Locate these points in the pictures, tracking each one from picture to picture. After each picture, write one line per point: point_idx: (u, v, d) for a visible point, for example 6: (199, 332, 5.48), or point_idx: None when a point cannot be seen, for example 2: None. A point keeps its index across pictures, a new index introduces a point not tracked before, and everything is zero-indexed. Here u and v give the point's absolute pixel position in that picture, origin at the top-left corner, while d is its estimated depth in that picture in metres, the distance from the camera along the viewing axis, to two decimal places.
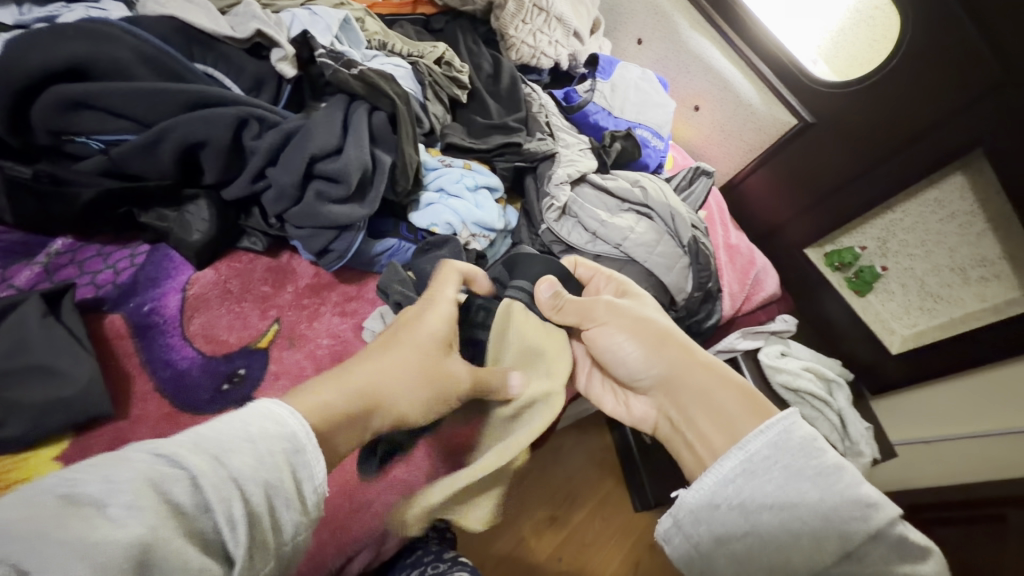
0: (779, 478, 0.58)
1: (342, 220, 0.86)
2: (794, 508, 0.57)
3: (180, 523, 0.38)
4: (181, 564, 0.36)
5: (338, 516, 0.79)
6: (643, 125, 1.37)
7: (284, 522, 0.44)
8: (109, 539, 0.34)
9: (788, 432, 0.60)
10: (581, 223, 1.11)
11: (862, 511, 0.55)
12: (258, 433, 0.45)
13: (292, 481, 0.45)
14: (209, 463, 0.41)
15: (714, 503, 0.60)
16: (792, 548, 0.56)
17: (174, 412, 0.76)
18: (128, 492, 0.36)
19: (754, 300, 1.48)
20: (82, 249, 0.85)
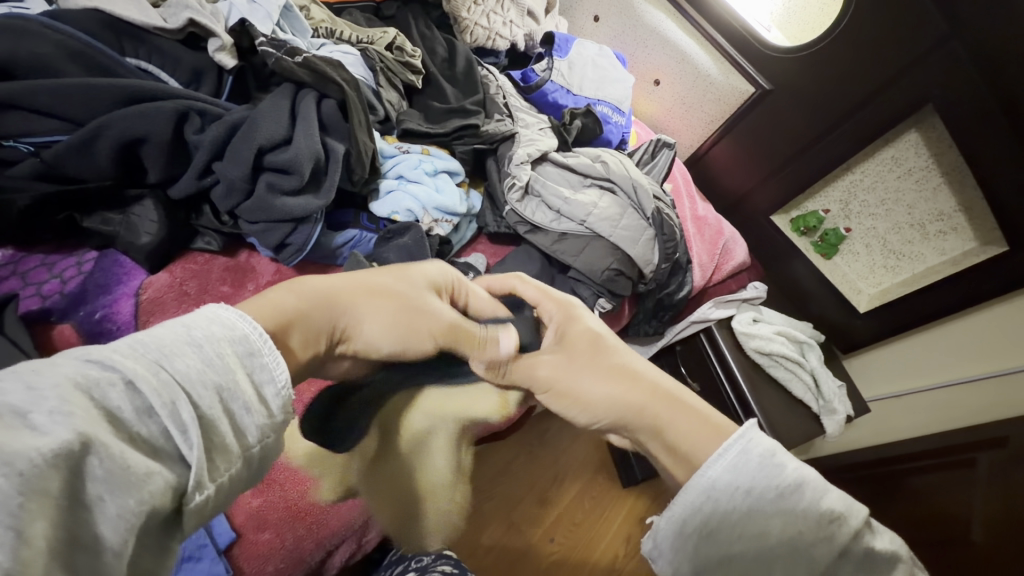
0: (742, 506, 0.49)
1: (298, 212, 0.84)
2: (759, 539, 0.47)
3: (115, 431, 0.33)
4: (121, 470, 0.31)
5: (312, 511, 0.77)
6: (603, 101, 1.36)
7: (248, 428, 0.40)
8: (28, 446, 0.28)
9: (746, 448, 0.51)
10: (544, 202, 1.11)
11: (826, 529, 0.46)
12: (205, 336, 0.39)
13: (250, 386, 0.41)
14: (146, 366, 0.35)
15: (685, 538, 0.51)
16: None
17: None
18: (52, 398, 0.30)
19: (724, 269, 1.49)
20: (24, 260, 0.81)
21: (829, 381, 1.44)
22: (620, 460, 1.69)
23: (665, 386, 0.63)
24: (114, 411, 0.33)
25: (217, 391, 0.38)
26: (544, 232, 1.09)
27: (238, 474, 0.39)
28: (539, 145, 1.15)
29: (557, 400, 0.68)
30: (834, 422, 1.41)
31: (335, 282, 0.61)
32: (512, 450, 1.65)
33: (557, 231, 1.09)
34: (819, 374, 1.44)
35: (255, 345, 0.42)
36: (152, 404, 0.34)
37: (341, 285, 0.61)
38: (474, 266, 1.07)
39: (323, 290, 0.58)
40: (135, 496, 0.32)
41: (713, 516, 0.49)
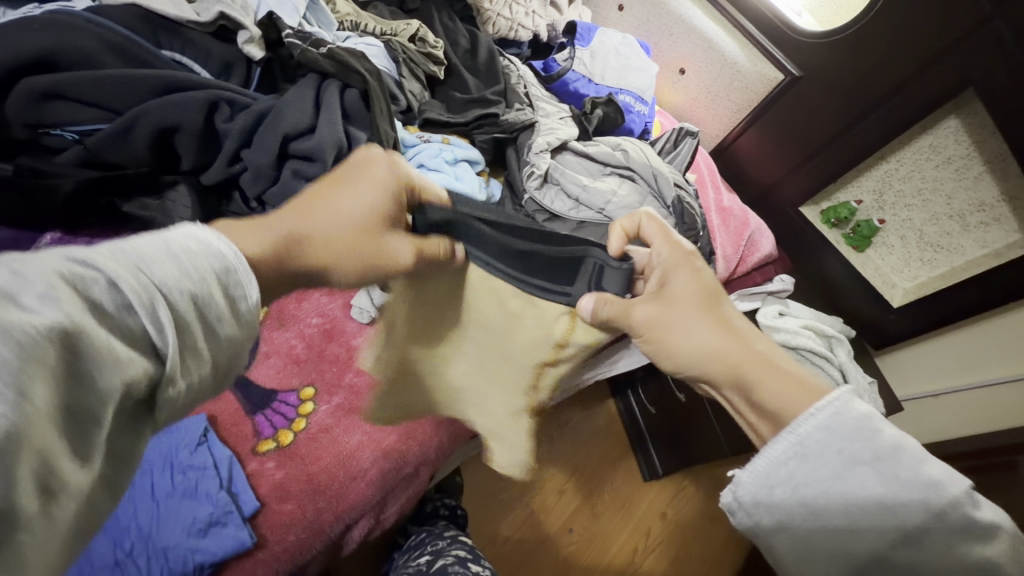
0: (836, 464, 0.54)
1: None
2: (853, 496, 0.53)
3: (98, 319, 0.34)
4: (107, 353, 0.33)
5: (333, 486, 0.80)
6: (626, 90, 1.35)
7: (218, 336, 0.43)
8: (25, 321, 0.29)
9: (844, 415, 0.55)
10: (563, 190, 1.11)
11: (927, 493, 0.51)
12: (182, 250, 0.41)
13: (222, 297, 0.43)
14: (128, 268, 0.37)
15: (768, 488, 0.56)
16: (852, 534, 0.53)
17: None
18: (42, 283, 0.31)
19: (749, 261, 1.46)
20: (72, 242, 0.86)
21: (858, 376, 1.40)
22: (642, 451, 1.69)
23: (763, 351, 0.64)
24: (103, 303, 0.34)
25: (196, 299, 0.40)
26: (563, 220, 1.09)
27: (201, 375, 0.42)
28: (558, 134, 1.15)
29: (646, 346, 0.68)
30: None
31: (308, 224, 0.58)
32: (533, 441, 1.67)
33: (576, 219, 1.08)
34: (848, 370, 1.39)
35: (234, 259, 0.44)
36: (139, 301, 0.36)
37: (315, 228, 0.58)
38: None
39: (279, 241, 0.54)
40: (120, 376, 0.34)
41: (804, 477, 0.54)
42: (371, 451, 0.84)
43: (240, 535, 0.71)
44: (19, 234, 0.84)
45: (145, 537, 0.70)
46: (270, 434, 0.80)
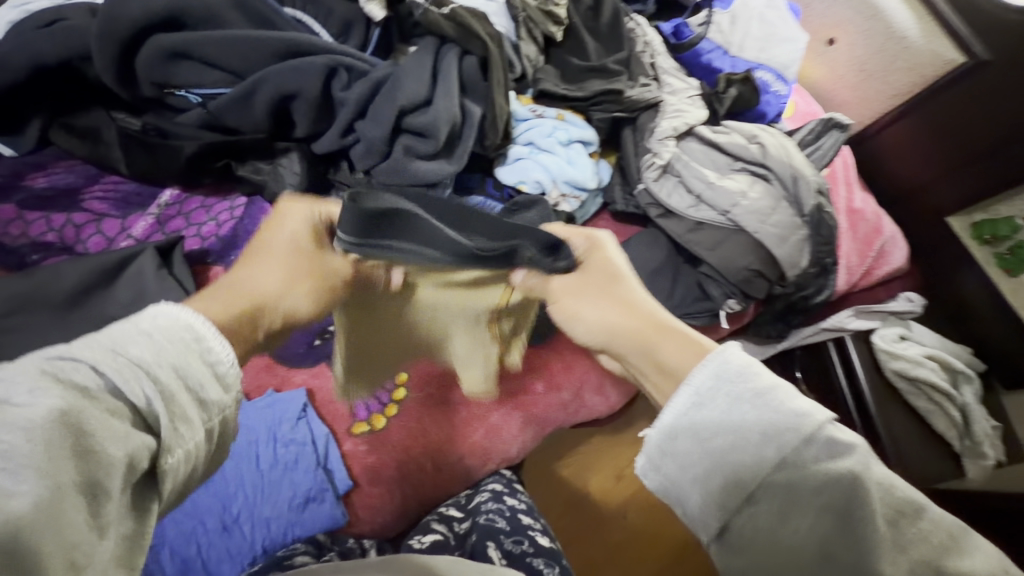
0: (723, 406, 0.49)
1: (430, 177, 0.82)
2: (739, 432, 0.47)
3: (89, 401, 0.34)
4: (105, 425, 0.33)
5: (422, 478, 0.81)
6: (766, 65, 1.17)
7: (213, 398, 0.42)
8: (17, 416, 0.30)
9: (725, 362, 0.51)
10: (683, 184, 0.99)
11: (796, 423, 0.45)
12: (153, 327, 0.42)
13: (203, 366, 0.42)
14: (105, 354, 0.38)
15: (676, 438, 0.50)
16: (739, 468, 0.46)
17: (273, 364, 0.82)
18: (24, 381, 0.32)
19: (875, 275, 1.29)
20: (189, 201, 0.87)
21: (981, 420, 1.22)
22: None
23: (668, 319, 0.63)
24: (87, 384, 0.35)
25: (177, 368, 0.40)
26: (678, 219, 0.99)
27: (201, 448, 0.41)
28: (684, 119, 1.02)
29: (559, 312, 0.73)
30: (981, 467, 1.21)
31: (247, 280, 0.60)
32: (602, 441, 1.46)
33: (694, 219, 0.97)
34: (972, 411, 1.21)
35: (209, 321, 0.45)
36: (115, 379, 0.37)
37: (262, 284, 0.61)
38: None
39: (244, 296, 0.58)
40: (123, 447, 0.34)
41: (694, 417, 0.50)
42: (459, 445, 0.84)
43: (324, 514, 0.74)
44: (143, 188, 0.85)
45: (247, 507, 0.72)
46: (364, 417, 0.81)
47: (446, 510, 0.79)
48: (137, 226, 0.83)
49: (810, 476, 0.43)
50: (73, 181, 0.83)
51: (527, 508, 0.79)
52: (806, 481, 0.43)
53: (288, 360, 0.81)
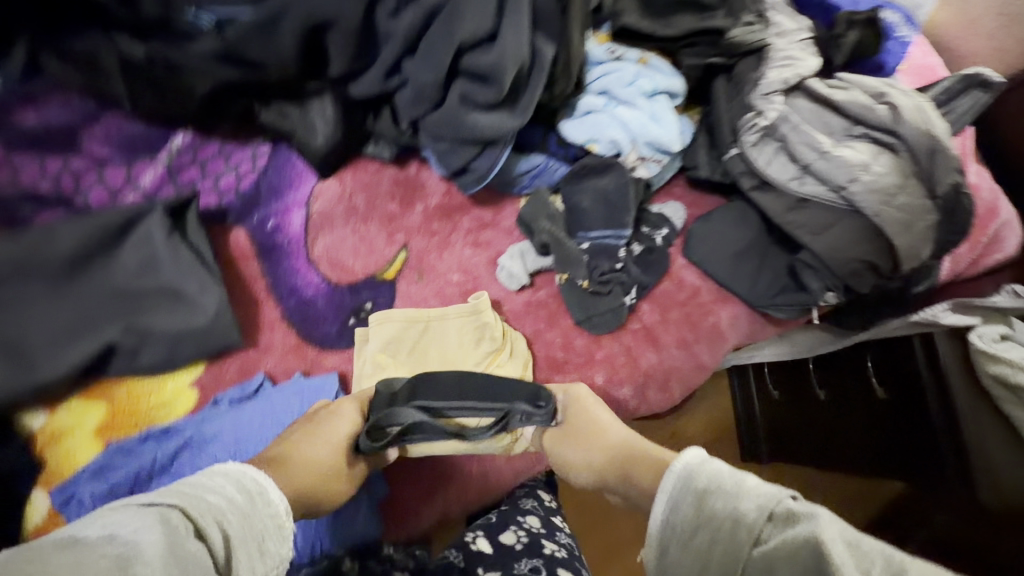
0: (694, 505, 0.48)
1: (490, 132, 0.69)
2: (708, 521, 0.46)
3: (182, 537, 0.40)
4: (192, 559, 0.39)
5: (465, 480, 0.70)
6: (893, 6, 0.97)
7: (273, 549, 0.46)
8: (129, 552, 0.37)
9: (691, 474, 0.50)
10: (787, 152, 0.82)
11: (755, 515, 0.44)
12: (224, 478, 0.47)
13: (269, 516, 0.47)
14: (189, 498, 0.44)
15: (664, 551, 0.50)
16: (721, 554, 0.45)
17: (302, 345, 0.70)
18: (132, 524, 0.39)
19: (979, 265, 0.96)
20: (203, 147, 0.74)
21: None
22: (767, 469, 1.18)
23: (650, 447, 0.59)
24: (182, 524, 0.41)
25: (245, 518, 0.45)
26: (777, 195, 0.83)
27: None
28: (798, 69, 0.82)
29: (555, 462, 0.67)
30: None
31: (298, 457, 0.56)
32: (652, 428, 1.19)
33: (796, 194, 0.81)
34: None
35: (269, 477, 0.50)
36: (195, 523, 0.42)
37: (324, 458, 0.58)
38: (669, 219, 0.89)
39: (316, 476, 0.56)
40: None
41: (671, 532, 0.49)
42: None
43: (345, 530, 0.65)
44: (151, 131, 0.72)
45: None
46: None
47: (475, 543, 0.64)
48: (145, 176, 0.71)
49: (773, 545, 0.42)
50: (68, 120, 0.69)
51: (565, 557, 0.64)
52: (772, 550, 0.41)
53: (320, 342, 0.70)
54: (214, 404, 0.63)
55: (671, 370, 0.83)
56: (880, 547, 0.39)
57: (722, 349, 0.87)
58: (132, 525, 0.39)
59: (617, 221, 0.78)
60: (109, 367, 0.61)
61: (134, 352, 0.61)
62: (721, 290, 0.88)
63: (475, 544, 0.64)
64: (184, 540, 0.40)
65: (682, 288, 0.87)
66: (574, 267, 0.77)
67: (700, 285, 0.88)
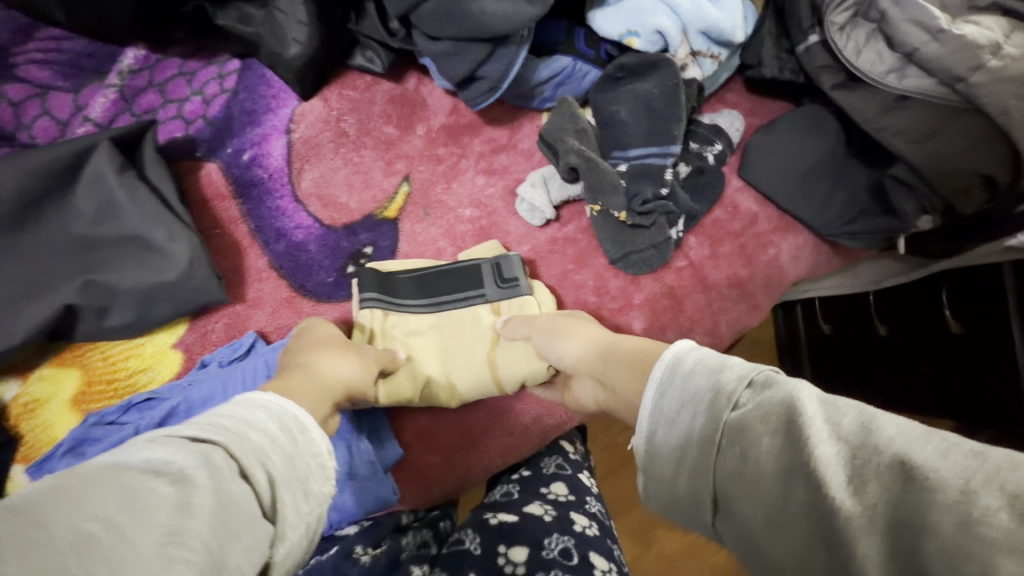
0: (679, 389, 0.36)
1: (501, 26, 0.54)
2: (693, 401, 0.35)
3: (223, 482, 0.31)
4: (229, 513, 0.30)
5: (487, 441, 0.63)
6: None
7: (316, 491, 0.37)
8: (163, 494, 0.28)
9: (678, 359, 0.38)
10: (888, 34, 0.64)
11: (737, 389, 0.34)
12: (268, 412, 0.37)
13: (318, 460, 0.37)
14: (233, 431, 0.34)
15: (644, 446, 0.37)
16: (699, 434, 0.34)
17: (295, 297, 0.61)
18: (172, 459, 0.31)
19: None
20: (161, 66, 0.62)
21: None
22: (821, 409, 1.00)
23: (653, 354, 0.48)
24: (225, 467, 0.32)
25: (294, 459, 0.36)
26: (867, 93, 0.67)
27: (301, 547, 0.36)
28: None
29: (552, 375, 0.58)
30: None
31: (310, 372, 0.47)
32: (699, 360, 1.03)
33: (895, 91, 0.64)
34: None
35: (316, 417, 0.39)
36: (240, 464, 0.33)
37: (346, 374, 0.49)
38: (723, 131, 0.73)
39: (321, 388, 0.46)
40: (243, 547, 0.30)
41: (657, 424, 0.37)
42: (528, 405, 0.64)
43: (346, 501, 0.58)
44: (95, 48, 0.61)
45: None
46: None
47: (495, 520, 0.60)
48: (96, 104, 0.60)
49: (752, 413, 0.32)
50: None
51: (597, 536, 0.59)
52: (750, 417, 0.32)
53: (317, 293, 0.62)
54: (202, 365, 0.57)
55: (719, 311, 0.71)
56: (861, 404, 0.29)
57: (779, 285, 0.74)
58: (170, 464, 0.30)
59: (661, 135, 0.63)
60: (76, 330, 0.54)
61: (100, 313, 0.53)
62: (782, 217, 0.74)
63: (495, 521, 0.59)
64: (229, 488, 0.31)
65: (735, 215, 0.73)
66: (609, 195, 0.63)
67: (757, 210, 0.73)
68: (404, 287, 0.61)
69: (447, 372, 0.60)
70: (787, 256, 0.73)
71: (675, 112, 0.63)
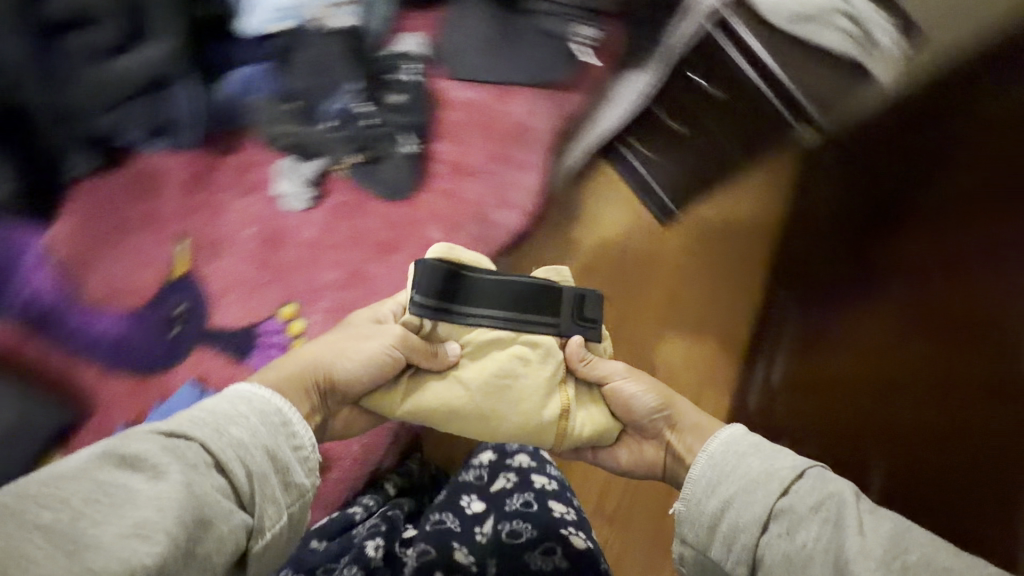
0: (737, 477, 0.45)
1: (146, 70, 0.68)
2: (748, 492, 0.44)
3: (204, 477, 0.37)
4: (202, 506, 0.36)
5: None
6: None
7: (297, 483, 0.42)
8: (134, 495, 0.34)
9: (732, 441, 0.48)
10: None
11: (794, 486, 0.43)
12: (250, 409, 0.42)
13: (292, 454, 0.43)
14: (211, 430, 0.40)
15: (695, 514, 0.46)
16: (750, 517, 0.43)
17: (140, 382, 0.67)
18: (145, 462, 0.36)
19: None
20: None
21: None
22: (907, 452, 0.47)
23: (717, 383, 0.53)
24: (199, 462, 0.38)
25: (275, 452, 0.42)
26: None
27: (287, 533, 0.42)
28: None
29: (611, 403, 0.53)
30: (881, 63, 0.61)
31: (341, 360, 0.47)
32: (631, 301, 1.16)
33: None
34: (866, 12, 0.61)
35: (303, 410, 0.45)
36: (219, 464, 0.39)
37: (349, 371, 0.47)
38: (415, 50, 0.81)
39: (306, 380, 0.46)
40: (218, 531, 0.37)
41: (709, 482, 0.46)
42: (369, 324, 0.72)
43: None
44: None
45: None
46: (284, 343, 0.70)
47: (467, 504, 0.58)
48: None
49: (800, 504, 0.42)
50: None
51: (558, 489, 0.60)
52: (796, 504, 0.42)
53: (149, 370, 0.68)
54: None
55: (490, 185, 0.79)
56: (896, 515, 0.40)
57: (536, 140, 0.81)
58: (150, 462, 0.36)
59: (331, 79, 0.75)
60: None
61: None
62: (498, 89, 0.82)
63: (471, 509, 0.58)
64: (207, 484, 0.37)
65: (464, 110, 0.81)
66: (331, 145, 0.77)
67: (480, 93, 0.81)
68: (484, 289, 0.51)
69: (463, 416, 0.50)
70: (524, 114, 0.81)
71: (328, 70, 0.76)
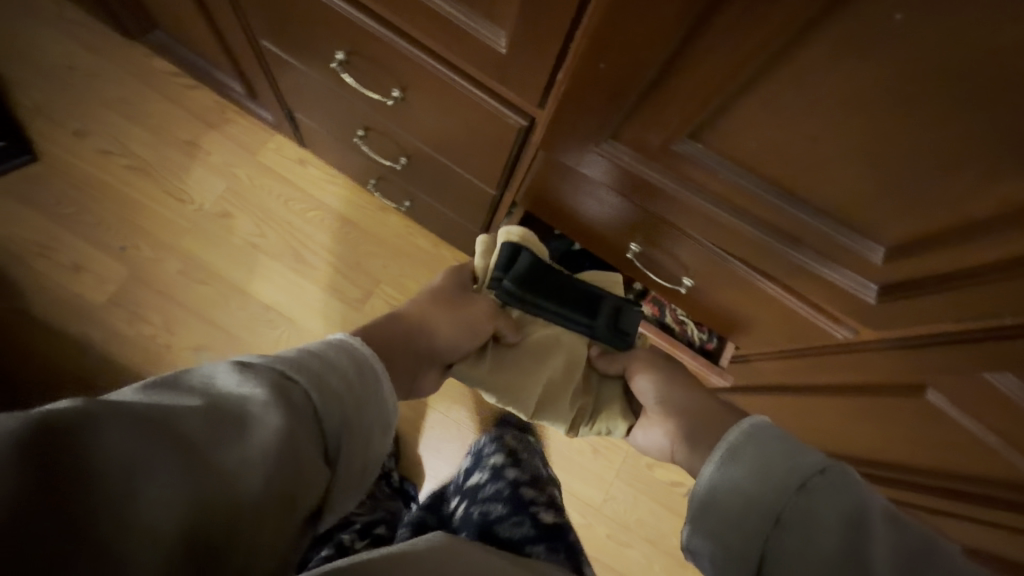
0: (762, 475, 0.63)
1: None
2: (764, 481, 0.62)
3: (295, 417, 0.54)
4: (286, 461, 0.51)
5: None
6: None
7: (375, 433, 0.65)
8: (264, 417, 0.51)
9: (753, 432, 0.67)
10: None
11: (806, 473, 0.61)
12: (341, 370, 0.63)
13: (377, 407, 0.65)
14: (314, 381, 0.58)
15: (720, 506, 0.65)
16: (760, 498, 0.62)
17: None
18: (269, 388, 0.54)
19: None
20: None
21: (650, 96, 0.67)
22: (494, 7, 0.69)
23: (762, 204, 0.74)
24: (297, 401, 0.56)
25: (355, 395, 0.62)
26: None
27: (354, 487, 0.63)
28: None
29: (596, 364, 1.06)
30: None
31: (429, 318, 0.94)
32: (161, 274, 1.39)
33: None
34: None
35: (385, 367, 0.69)
36: (319, 407, 0.57)
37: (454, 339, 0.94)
38: None
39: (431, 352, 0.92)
40: (279, 487, 0.50)
41: (721, 479, 0.66)
42: None
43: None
44: None
45: None
46: None
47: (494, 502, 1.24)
48: None
49: (815, 499, 0.59)
50: None
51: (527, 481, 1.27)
52: (816, 503, 0.58)
53: None
54: None
55: None
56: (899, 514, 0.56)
57: None
58: (260, 396, 0.53)
59: None
60: None
61: None
62: None
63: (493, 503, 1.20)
64: (304, 421, 0.55)
65: None
66: None
67: None
68: (529, 258, 0.99)
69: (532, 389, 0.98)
70: None
71: None
